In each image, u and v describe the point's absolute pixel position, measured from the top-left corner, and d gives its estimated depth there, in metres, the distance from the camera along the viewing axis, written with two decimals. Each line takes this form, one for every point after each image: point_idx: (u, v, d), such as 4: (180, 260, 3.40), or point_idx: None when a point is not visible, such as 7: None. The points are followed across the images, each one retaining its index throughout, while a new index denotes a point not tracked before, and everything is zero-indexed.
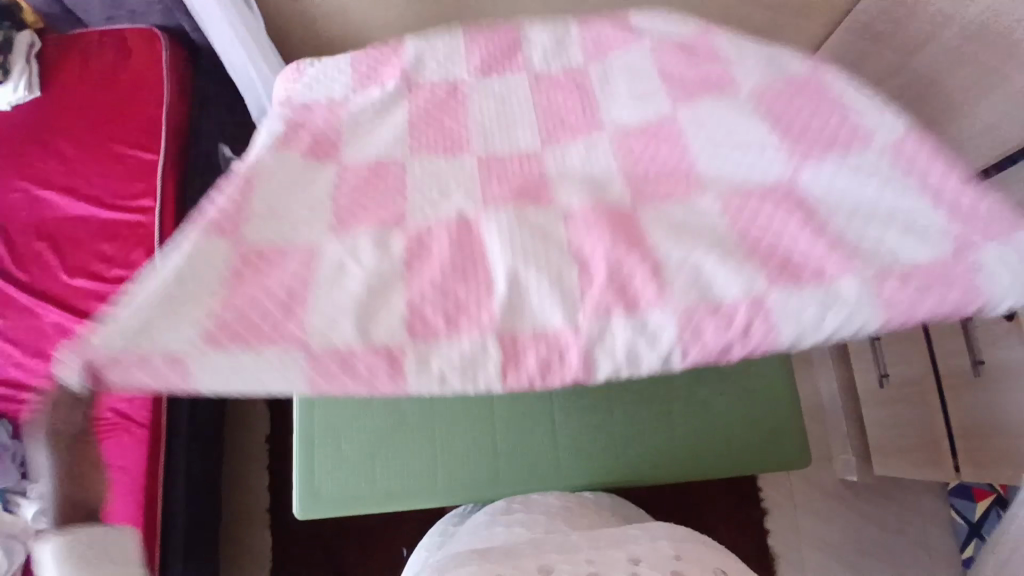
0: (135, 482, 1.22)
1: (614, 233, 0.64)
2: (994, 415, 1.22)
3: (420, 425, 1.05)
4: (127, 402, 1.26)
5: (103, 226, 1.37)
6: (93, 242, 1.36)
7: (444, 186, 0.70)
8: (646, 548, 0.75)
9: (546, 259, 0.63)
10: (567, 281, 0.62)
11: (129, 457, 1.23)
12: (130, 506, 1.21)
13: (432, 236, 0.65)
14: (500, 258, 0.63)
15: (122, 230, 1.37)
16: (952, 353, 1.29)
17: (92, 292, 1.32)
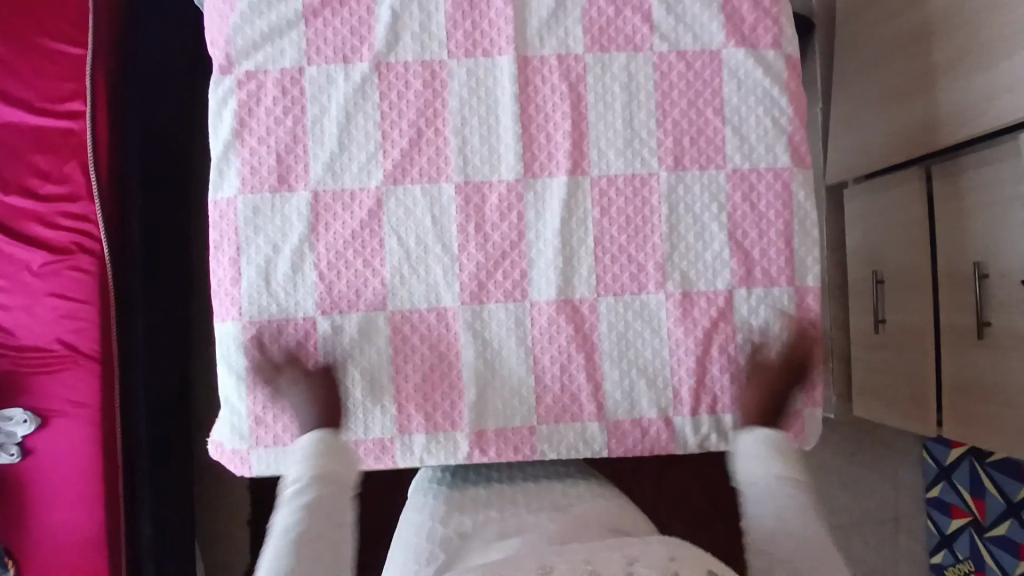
0: (92, 417, 1.08)
1: (567, 339, 0.84)
2: (995, 375, 1.17)
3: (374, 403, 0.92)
4: (76, 334, 1.07)
5: (31, 131, 1.08)
6: (23, 150, 1.07)
7: (417, 224, 0.83)
8: (641, 549, 0.59)
9: (522, 346, 0.84)
10: (528, 340, 0.84)
11: (83, 391, 1.07)
12: (91, 446, 1.07)
13: (418, 320, 0.84)
14: (470, 360, 0.84)
15: (53, 137, 1.08)
16: (965, 307, 1.23)
17: (21, 210, 1.07)
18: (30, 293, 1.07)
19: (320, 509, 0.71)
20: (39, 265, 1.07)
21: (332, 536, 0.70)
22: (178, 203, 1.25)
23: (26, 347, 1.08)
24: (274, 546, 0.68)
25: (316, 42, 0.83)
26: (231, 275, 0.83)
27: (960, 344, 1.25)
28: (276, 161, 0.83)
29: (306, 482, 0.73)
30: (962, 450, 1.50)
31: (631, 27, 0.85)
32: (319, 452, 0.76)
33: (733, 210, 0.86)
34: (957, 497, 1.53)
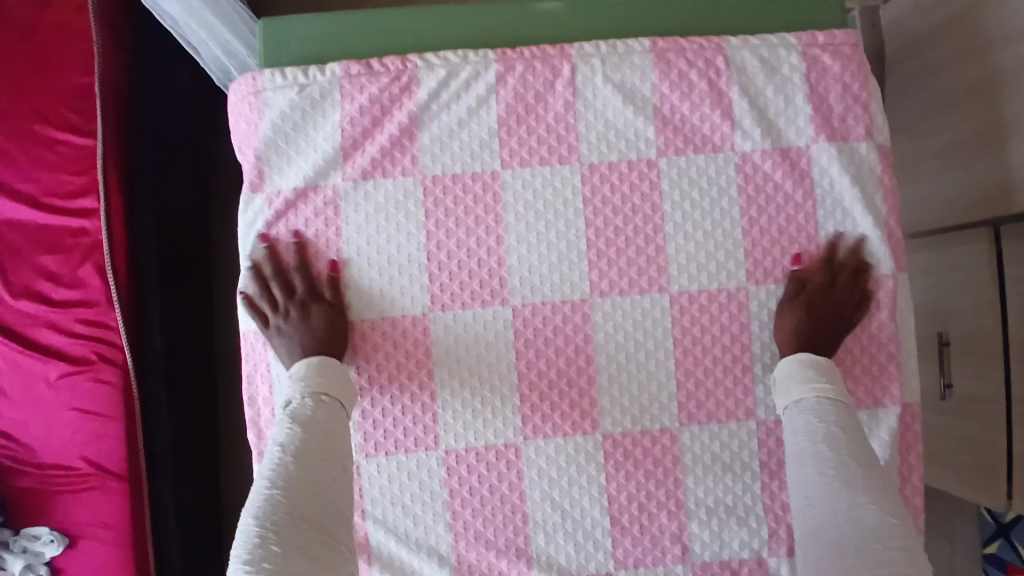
0: (119, 537, 0.99)
1: (645, 475, 0.77)
2: None
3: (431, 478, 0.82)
4: (97, 451, 0.99)
5: (41, 231, 0.99)
6: (33, 254, 0.99)
7: (472, 352, 0.75)
8: None
9: (595, 485, 0.76)
10: (603, 479, 0.76)
11: (109, 511, 0.98)
12: (123, 567, 0.99)
13: (475, 460, 0.76)
14: (538, 504, 0.76)
15: (62, 237, 0.99)
16: None
17: (37, 318, 0.99)
18: (48, 407, 0.99)
19: (313, 428, 0.64)
20: (56, 377, 0.98)
21: (326, 459, 0.63)
22: (201, 285, 1.16)
23: (47, 465, 1.00)
24: (267, 464, 0.62)
25: (354, 155, 0.75)
26: (263, 417, 0.75)
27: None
28: (308, 288, 0.75)
29: (293, 403, 0.66)
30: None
31: (708, 124, 0.76)
32: (314, 371, 0.68)
33: (831, 325, 0.78)
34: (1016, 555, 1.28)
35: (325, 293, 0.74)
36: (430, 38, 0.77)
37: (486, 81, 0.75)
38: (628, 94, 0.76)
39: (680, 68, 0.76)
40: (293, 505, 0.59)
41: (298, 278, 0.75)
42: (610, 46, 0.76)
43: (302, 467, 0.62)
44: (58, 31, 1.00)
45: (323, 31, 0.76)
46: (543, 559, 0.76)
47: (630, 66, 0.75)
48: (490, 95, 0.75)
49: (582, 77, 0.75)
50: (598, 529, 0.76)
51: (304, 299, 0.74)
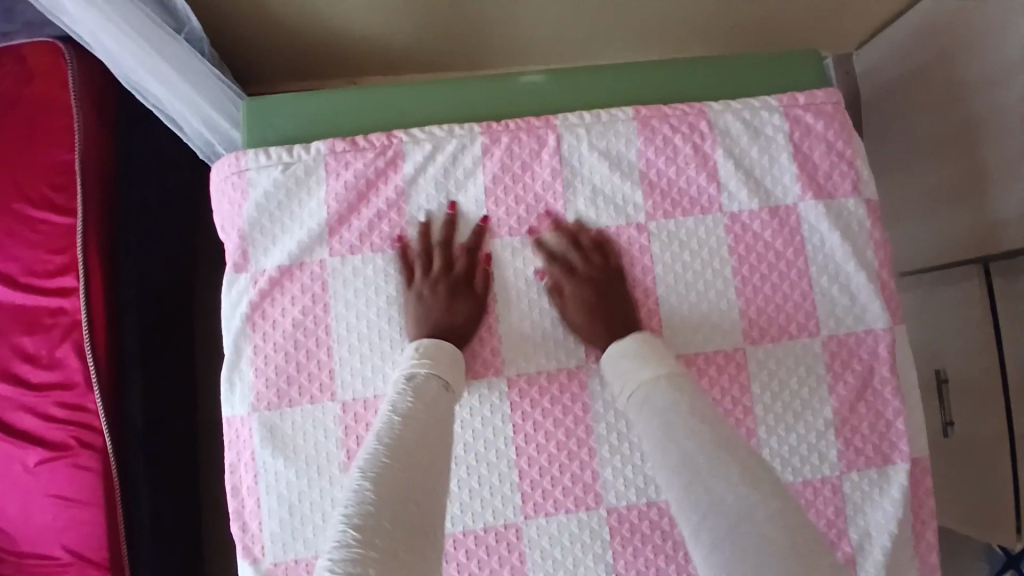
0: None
1: (654, 550, 0.73)
2: None
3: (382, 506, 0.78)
4: (77, 539, 0.94)
5: (20, 311, 0.97)
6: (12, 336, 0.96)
7: (466, 427, 0.73)
8: None
9: (601, 564, 0.73)
10: (609, 556, 0.73)
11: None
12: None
13: (474, 542, 0.72)
14: None
15: (42, 317, 0.97)
16: None
17: (14, 402, 0.95)
18: (26, 495, 0.94)
19: (427, 400, 0.59)
20: (34, 464, 0.94)
21: (438, 428, 0.57)
22: (184, 356, 1.13)
23: (29, 553, 0.96)
24: (378, 426, 0.56)
25: (340, 231, 0.73)
26: (250, 507, 0.71)
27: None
28: (297, 369, 0.72)
29: (416, 375, 0.62)
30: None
31: (695, 186, 0.77)
32: (426, 353, 0.66)
33: (834, 383, 0.76)
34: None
35: (476, 284, 0.73)
36: (414, 113, 0.77)
37: (472, 151, 0.74)
38: (615, 161, 0.76)
39: (665, 134, 0.76)
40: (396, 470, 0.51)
41: (435, 258, 0.73)
42: (595, 115, 0.76)
43: (414, 433, 0.55)
44: (39, 109, 0.99)
45: (307, 109, 0.76)
46: None
47: (615, 131, 0.76)
48: (476, 167, 0.74)
49: (569, 147, 0.75)
50: None
51: (445, 279, 0.72)
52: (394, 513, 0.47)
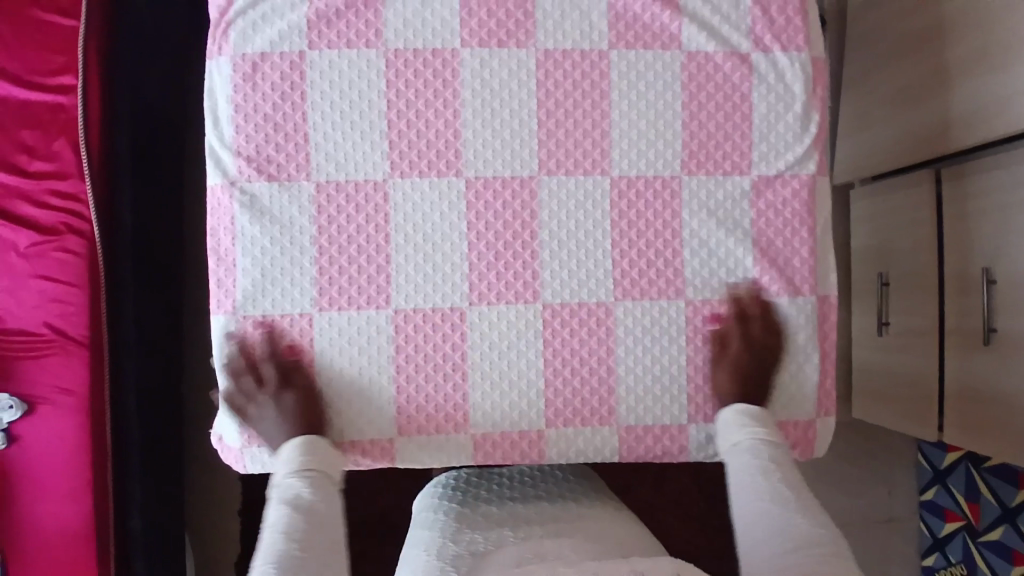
0: (80, 404, 1.02)
1: (578, 342, 0.83)
2: (996, 379, 1.17)
3: (530, 493, 0.91)
4: (63, 318, 1.02)
5: (18, 105, 1.02)
6: (8, 125, 1.01)
7: (425, 216, 0.80)
8: None
9: (531, 349, 0.82)
10: (542, 343, 0.82)
11: (72, 378, 1.02)
12: (79, 433, 1.02)
13: (423, 319, 0.80)
14: (478, 366, 0.81)
15: (39, 113, 1.02)
16: (970, 311, 1.23)
17: (11, 189, 1.01)
18: (14, 274, 1.01)
19: (311, 506, 0.67)
20: (25, 247, 1.01)
21: (330, 528, 0.66)
22: (170, 177, 1.21)
23: (11, 332, 1.02)
24: (278, 507, 0.66)
25: (319, 26, 0.79)
26: (226, 267, 0.79)
27: (966, 350, 1.24)
28: (274, 148, 0.79)
29: (297, 480, 0.70)
30: (958, 453, 1.48)
31: (658, 23, 0.82)
32: (303, 450, 0.73)
33: (756, 216, 0.85)
34: (952, 502, 1.50)
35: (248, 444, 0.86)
36: None
37: None
38: None
39: None
40: (299, 563, 0.61)
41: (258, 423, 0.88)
42: None
43: (302, 549, 0.62)
44: None
45: None
46: (483, 414, 0.81)
47: None
48: None
49: None
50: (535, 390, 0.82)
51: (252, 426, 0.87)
52: None
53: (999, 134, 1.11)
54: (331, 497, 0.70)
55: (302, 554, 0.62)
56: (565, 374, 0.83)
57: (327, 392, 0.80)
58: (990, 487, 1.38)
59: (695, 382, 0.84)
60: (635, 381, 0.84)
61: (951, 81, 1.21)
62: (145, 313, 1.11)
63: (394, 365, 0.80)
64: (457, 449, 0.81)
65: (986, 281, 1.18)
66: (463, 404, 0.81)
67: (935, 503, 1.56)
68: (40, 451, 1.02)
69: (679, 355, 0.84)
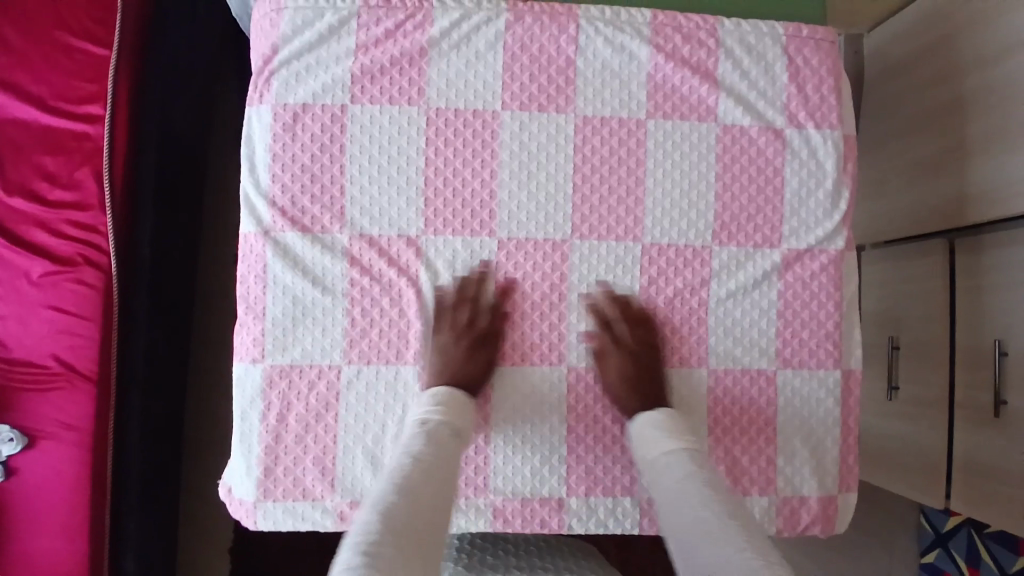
0: (81, 439, 0.99)
1: (603, 409, 0.81)
2: (1005, 454, 1.17)
3: (538, 562, 0.88)
4: (73, 350, 1.00)
5: (43, 131, 1.01)
6: (33, 152, 1.01)
7: (456, 274, 0.80)
8: None
9: (556, 413, 0.81)
10: (567, 408, 0.81)
11: (76, 412, 0.99)
12: (79, 470, 0.99)
13: None
14: (500, 428, 0.80)
15: (66, 141, 1.02)
16: (983, 385, 1.23)
17: (30, 217, 1.00)
18: (26, 303, 0.99)
19: (439, 446, 0.65)
20: (38, 275, 1.00)
21: (449, 471, 0.63)
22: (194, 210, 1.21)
23: (17, 361, 1.00)
24: (404, 444, 0.65)
25: (363, 81, 0.80)
26: (253, 316, 0.78)
27: (973, 423, 1.24)
28: (309, 199, 0.79)
29: (430, 420, 0.68)
30: (959, 518, 1.48)
31: (696, 96, 0.84)
32: (444, 397, 0.71)
33: (785, 289, 0.85)
34: (951, 566, 1.49)
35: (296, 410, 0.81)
36: None
37: (496, 27, 0.81)
38: (625, 58, 0.83)
39: (673, 38, 0.83)
40: (421, 490, 0.58)
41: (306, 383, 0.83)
42: (613, 13, 0.82)
43: (425, 476, 0.60)
44: None
45: None
46: (505, 479, 0.80)
47: (625, 31, 0.82)
48: (496, 42, 0.81)
49: (585, 36, 0.82)
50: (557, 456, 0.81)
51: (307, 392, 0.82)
52: (416, 516, 0.55)
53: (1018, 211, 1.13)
54: (449, 449, 0.66)
55: (430, 488, 0.59)
56: (589, 441, 0.81)
57: (351, 450, 0.78)
58: (992, 554, 1.38)
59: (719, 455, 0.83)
60: None
61: (969, 156, 1.23)
62: (156, 345, 1.09)
63: None
64: (477, 514, 0.79)
65: (997, 354, 1.18)
66: (486, 468, 0.79)
67: (934, 565, 1.54)
68: (36, 486, 0.99)
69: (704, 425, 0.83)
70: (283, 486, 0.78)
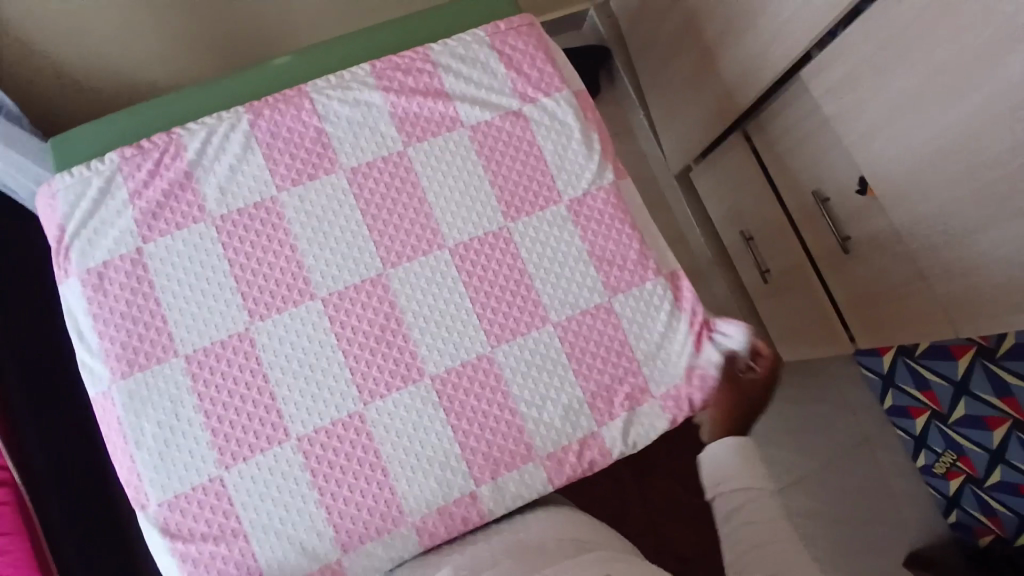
0: None
1: (475, 397, 0.89)
2: (869, 279, 1.19)
3: None
4: (14, 570, 0.92)
5: None
6: None
7: (295, 344, 0.87)
8: None
9: (436, 420, 0.88)
10: (442, 411, 0.88)
11: None
12: None
13: (327, 436, 0.85)
14: (392, 455, 0.86)
15: None
16: (823, 231, 1.27)
17: None
18: None
19: None
20: None
21: None
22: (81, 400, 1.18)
23: None
24: None
25: (148, 221, 0.87)
26: (127, 466, 0.83)
27: (835, 265, 1.27)
28: (140, 340, 0.85)
29: None
30: (892, 354, 1.51)
31: (437, 113, 0.95)
32: None
33: (583, 231, 0.96)
34: (910, 398, 1.51)
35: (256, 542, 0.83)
36: (190, 113, 0.95)
37: (243, 128, 0.91)
38: (364, 108, 0.94)
39: (396, 76, 0.96)
40: None
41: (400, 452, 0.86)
42: (337, 78, 0.95)
43: None
44: None
45: (113, 127, 0.94)
46: (417, 498, 0.86)
47: (353, 87, 0.94)
48: (250, 142, 0.91)
49: (322, 106, 0.93)
50: (454, 457, 0.87)
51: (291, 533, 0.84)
52: None
53: (771, 76, 1.22)
54: None
55: None
56: (475, 431, 0.88)
57: (266, 541, 0.82)
58: (932, 369, 1.42)
59: (589, 390, 0.92)
60: (538, 410, 0.90)
61: (715, 53, 1.35)
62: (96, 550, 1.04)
63: (314, 490, 0.84)
64: (403, 541, 0.85)
65: (819, 201, 1.23)
66: (396, 497, 0.85)
67: (897, 407, 1.55)
68: None
69: (568, 373, 0.92)
70: None
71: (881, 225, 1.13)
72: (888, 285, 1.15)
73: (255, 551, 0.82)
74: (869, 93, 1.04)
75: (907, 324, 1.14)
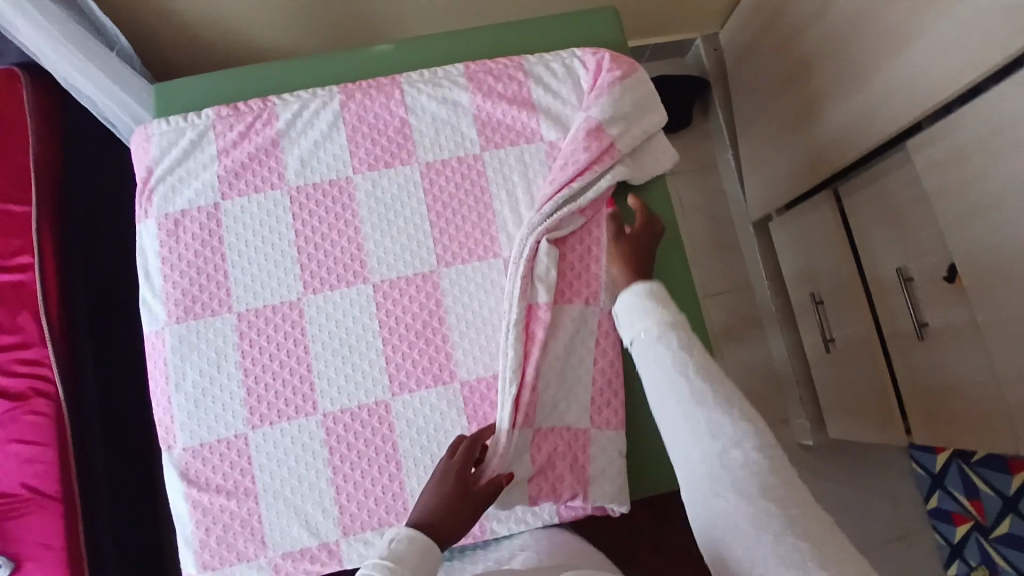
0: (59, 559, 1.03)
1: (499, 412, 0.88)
2: (941, 372, 1.10)
3: None
4: (38, 477, 1.04)
5: None
6: None
7: (339, 323, 0.89)
8: None
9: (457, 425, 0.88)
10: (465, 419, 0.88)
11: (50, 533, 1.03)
12: None
13: (351, 418, 0.87)
14: (409, 451, 0.86)
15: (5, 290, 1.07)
16: (897, 312, 1.19)
17: None
18: None
19: None
20: None
21: None
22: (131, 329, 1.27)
23: None
24: None
25: (229, 179, 0.92)
26: (162, 405, 0.87)
27: (906, 348, 1.18)
28: (199, 290, 0.89)
29: None
30: (946, 454, 1.42)
31: (518, 123, 0.95)
32: None
33: None
34: (956, 504, 1.41)
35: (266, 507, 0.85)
36: (285, 84, 0.99)
37: (333, 108, 0.94)
38: (450, 107, 0.95)
39: (486, 81, 0.96)
40: None
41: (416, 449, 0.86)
42: (430, 74, 0.96)
43: None
44: None
45: (216, 87, 0.99)
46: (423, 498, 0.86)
47: (444, 85, 0.95)
48: (336, 121, 0.94)
49: (410, 97, 0.95)
50: None
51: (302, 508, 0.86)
52: None
53: (874, 142, 1.15)
54: None
55: None
56: None
57: (275, 508, 0.85)
58: (984, 479, 1.31)
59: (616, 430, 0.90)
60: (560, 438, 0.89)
61: (819, 107, 1.28)
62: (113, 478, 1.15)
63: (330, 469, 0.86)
64: None
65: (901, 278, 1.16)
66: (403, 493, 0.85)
67: (941, 510, 1.46)
68: None
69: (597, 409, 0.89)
70: (216, 553, 0.84)
71: (968, 318, 1.03)
72: (959, 381, 1.06)
73: (264, 514, 0.85)
74: (978, 175, 0.95)
75: (977, 429, 1.04)
